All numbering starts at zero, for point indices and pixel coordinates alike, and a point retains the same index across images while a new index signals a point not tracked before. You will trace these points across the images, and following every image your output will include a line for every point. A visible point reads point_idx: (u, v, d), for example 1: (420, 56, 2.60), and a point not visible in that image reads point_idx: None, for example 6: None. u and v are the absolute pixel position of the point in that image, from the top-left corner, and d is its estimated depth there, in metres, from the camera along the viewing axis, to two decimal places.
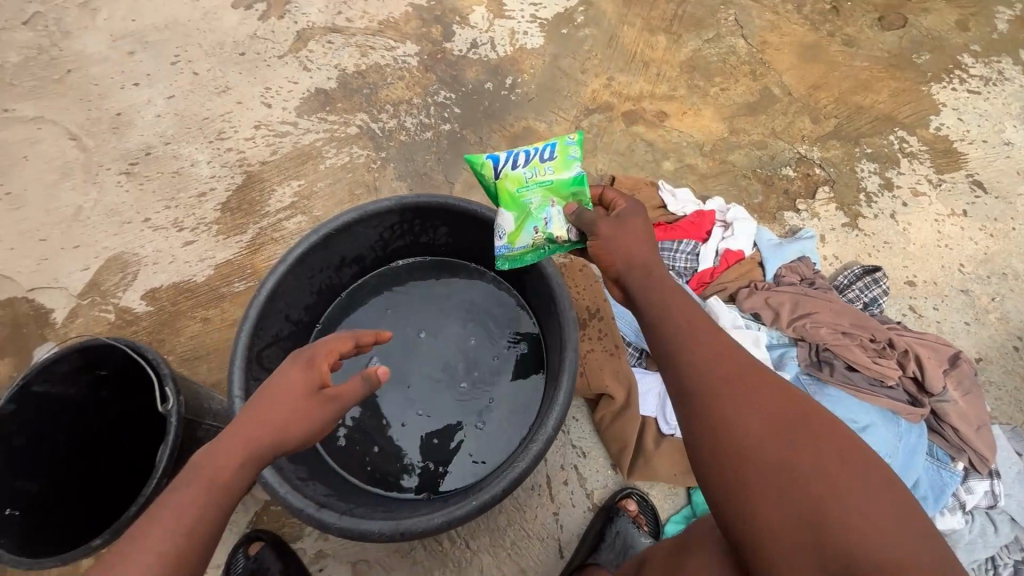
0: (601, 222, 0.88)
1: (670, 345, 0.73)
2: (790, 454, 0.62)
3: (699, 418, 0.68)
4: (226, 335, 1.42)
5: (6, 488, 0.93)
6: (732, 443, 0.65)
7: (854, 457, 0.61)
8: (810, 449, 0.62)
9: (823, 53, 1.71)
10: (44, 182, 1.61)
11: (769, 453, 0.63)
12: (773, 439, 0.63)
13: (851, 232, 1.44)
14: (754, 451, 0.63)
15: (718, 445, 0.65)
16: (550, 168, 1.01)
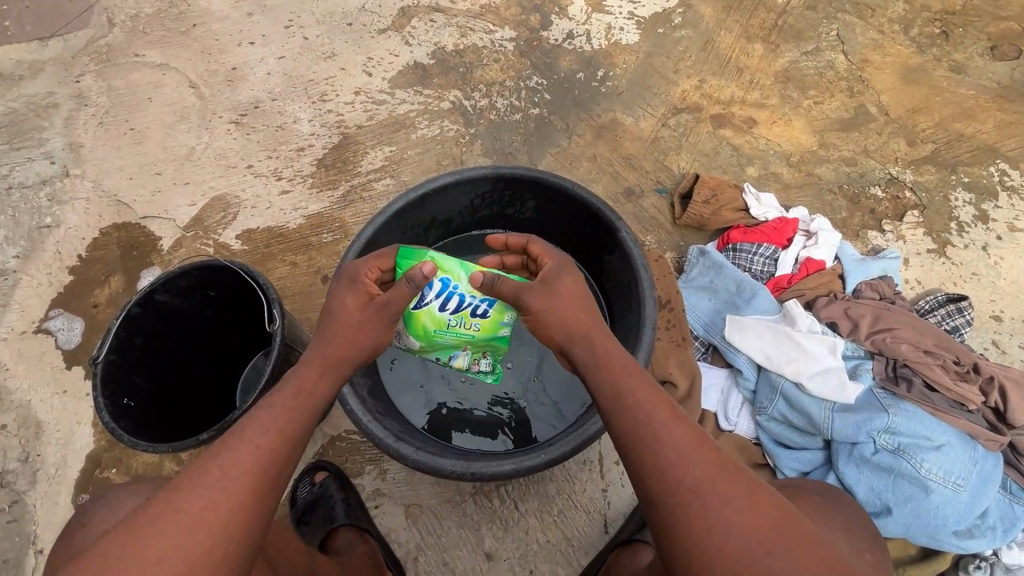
0: (527, 287, 0.87)
1: (622, 410, 0.74)
2: (733, 526, 0.64)
3: (651, 493, 0.69)
4: (310, 280, 1.51)
5: (125, 381, 1.03)
6: (676, 523, 0.66)
7: (793, 533, 0.65)
8: (749, 526, 0.64)
9: (927, 77, 1.67)
10: (162, 122, 1.71)
11: (713, 529, 0.64)
12: (717, 515, 0.65)
13: (938, 259, 1.41)
14: (698, 529, 0.65)
15: (671, 520, 0.66)
16: (478, 322, 1.00)
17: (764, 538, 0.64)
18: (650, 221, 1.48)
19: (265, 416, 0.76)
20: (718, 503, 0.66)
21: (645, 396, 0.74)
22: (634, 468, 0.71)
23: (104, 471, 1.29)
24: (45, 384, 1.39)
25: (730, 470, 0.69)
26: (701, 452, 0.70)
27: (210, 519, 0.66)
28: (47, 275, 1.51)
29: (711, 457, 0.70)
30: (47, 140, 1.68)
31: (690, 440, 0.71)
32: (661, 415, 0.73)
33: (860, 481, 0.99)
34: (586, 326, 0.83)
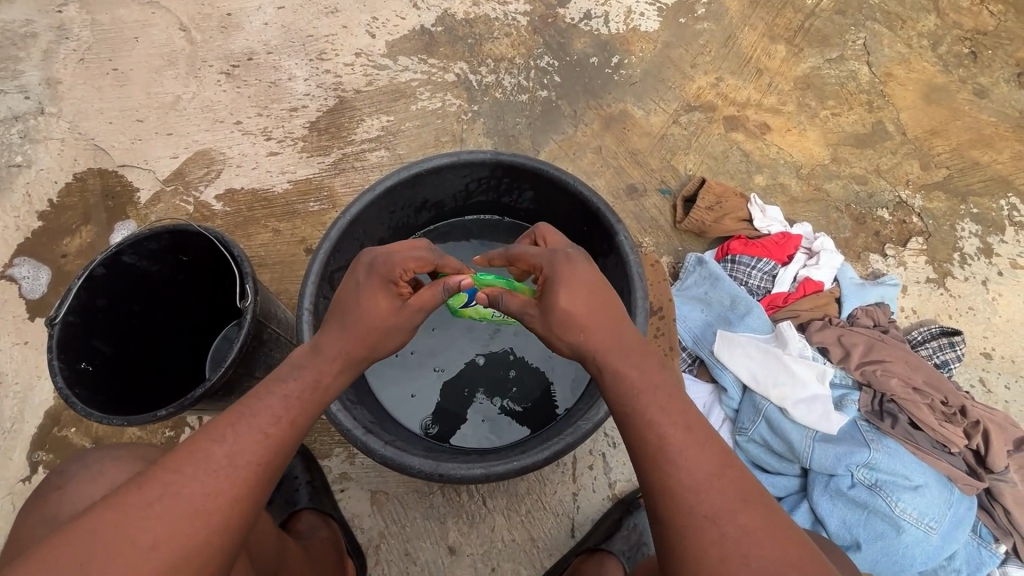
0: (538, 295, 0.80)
1: (641, 426, 0.67)
2: (756, 559, 0.58)
3: (666, 516, 0.62)
4: (292, 249, 1.45)
5: (84, 344, 0.98)
6: (691, 551, 0.59)
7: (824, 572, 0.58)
8: (776, 560, 0.57)
9: (950, 98, 1.61)
10: (148, 66, 1.61)
11: (733, 559, 0.58)
12: (737, 546, 0.58)
13: (936, 290, 1.38)
14: (716, 560, 0.58)
15: (685, 546, 0.60)
16: None
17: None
18: (649, 222, 1.43)
19: (271, 402, 0.70)
20: (741, 532, 0.59)
21: (667, 409, 0.67)
22: (649, 487, 0.65)
23: (62, 430, 1.25)
24: (5, 333, 1.33)
25: (757, 496, 0.62)
26: (727, 474, 0.63)
27: (210, 510, 0.60)
28: (14, 218, 1.44)
29: (736, 481, 0.63)
30: (23, 73, 1.57)
31: (716, 460, 0.64)
32: (684, 430, 0.66)
33: (833, 513, 0.98)
34: (607, 334, 0.75)
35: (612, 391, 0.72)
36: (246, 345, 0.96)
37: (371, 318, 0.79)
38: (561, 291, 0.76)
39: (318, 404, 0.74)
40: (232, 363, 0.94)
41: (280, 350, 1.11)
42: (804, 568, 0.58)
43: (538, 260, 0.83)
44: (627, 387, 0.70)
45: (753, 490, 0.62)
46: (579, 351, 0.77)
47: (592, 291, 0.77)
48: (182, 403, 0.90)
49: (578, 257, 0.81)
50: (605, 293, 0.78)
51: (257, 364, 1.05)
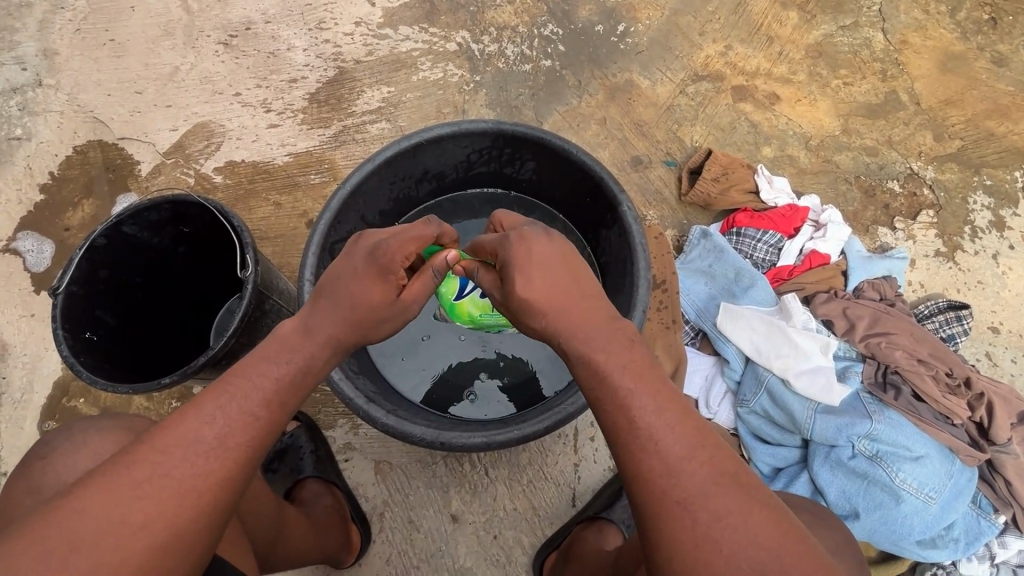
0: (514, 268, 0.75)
1: (610, 410, 0.64)
2: (729, 543, 0.57)
3: (640, 502, 0.61)
4: (294, 223, 1.44)
5: (88, 314, 0.98)
6: (664, 536, 0.59)
7: (798, 553, 0.57)
8: (748, 542, 0.57)
9: (967, 67, 1.56)
10: (145, 36, 1.58)
11: (705, 544, 0.57)
12: (710, 530, 0.57)
13: (944, 264, 1.36)
14: (687, 545, 0.58)
15: (658, 532, 0.59)
16: None
17: (762, 557, 0.56)
18: (654, 194, 1.41)
19: (260, 383, 0.66)
20: (714, 516, 0.58)
21: (639, 391, 0.64)
22: (622, 471, 0.63)
23: (71, 400, 1.26)
24: (12, 306, 1.34)
25: (732, 476, 0.61)
26: (701, 455, 0.61)
27: (199, 491, 0.59)
28: (16, 191, 1.43)
29: (710, 461, 0.61)
30: (19, 44, 1.55)
31: (689, 441, 0.62)
32: (658, 412, 0.63)
33: (833, 483, 0.99)
34: (576, 311, 0.72)
35: (582, 374, 0.68)
36: (248, 314, 0.96)
37: (370, 309, 0.75)
38: (517, 280, 0.74)
39: (311, 382, 0.71)
40: (234, 333, 0.95)
41: (282, 321, 1.12)
42: (777, 550, 0.57)
43: (494, 242, 0.81)
44: (597, 370, 0.67)
45: (728, 471, 0.60)
46: (547, 335, 0.73)
47: (546, 267, 0.74)
48: (185, 371, 0.91)
49: (531, 232, 0.78)
50: (564, 267, 0.75)
51: (259, 335, 1.05)
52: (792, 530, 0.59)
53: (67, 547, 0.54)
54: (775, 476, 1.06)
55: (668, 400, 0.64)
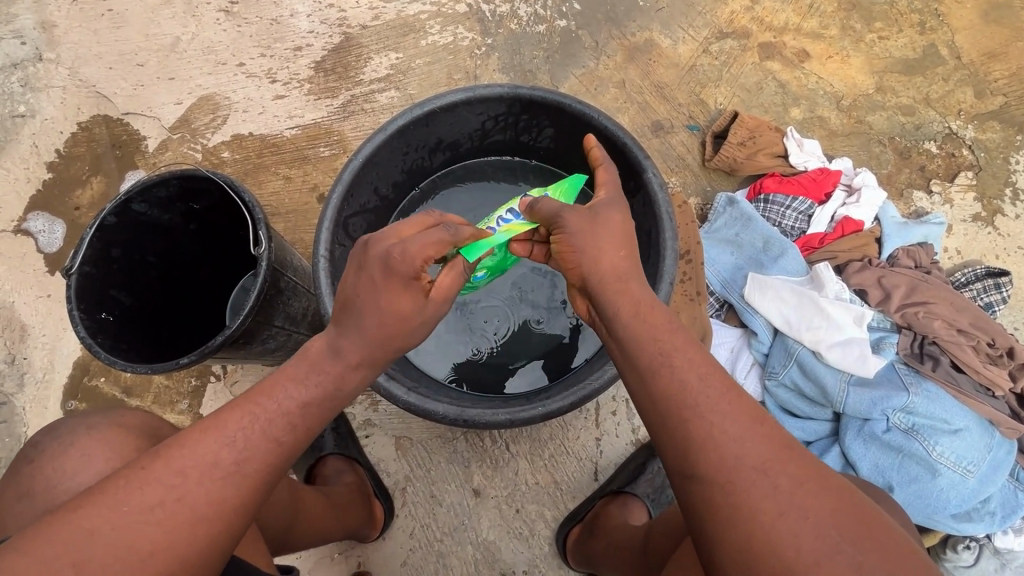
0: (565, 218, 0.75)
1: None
2: (791, 517, 0.54)
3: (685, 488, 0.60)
4: (305, 197, 1.41)
5: (103, 295, 0.97)
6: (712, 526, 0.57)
7: (862, 526, 0.54)
8: (812, 513, 0.54)
9: (1012, 16, 1.46)
10: (145, 6, 1.52)
11: (765, 518, 0.54)
12: (769, 502, 0.55)
13: (983, 229, 1.30)
14: (748, 519, 0.55)
15: (714, 505, 0.57)
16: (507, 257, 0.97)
17: (827, 529, 0.53)
18: (676, 160, 1.35)
19: (275, 376, 0.65)
20: (774, 486, 0.56)
21: (689, 367, 0.63)
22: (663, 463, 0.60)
23: (92, 380, 1.27)
24: (28, 287, 1.33)
25: (789, 449, 0.58)
26: (757, 431, 0.59)
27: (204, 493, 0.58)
28: (24, 169, 1.41)
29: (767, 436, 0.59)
30: (16, 16, 1.50)
31: (742, 414, 0.60)
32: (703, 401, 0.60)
33: (866, 457, 0.96)
34: (637, 284, 0.71)
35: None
36: (264, 292, 0.94)
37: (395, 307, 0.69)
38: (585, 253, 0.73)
39: None
40: (250, 312, 0.93)
41: (298, 299, 1.10)
42: (842, 522, 0.54)
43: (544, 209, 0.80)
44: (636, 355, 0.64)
45: (786, 445, 0.58)
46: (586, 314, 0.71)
47: (607, 235, 0.73)
48: (203, 350, 0.90)
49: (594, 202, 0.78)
50: (626, 237, 0.74)
51: (276, 313, 1.03)
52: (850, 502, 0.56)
53: (74, 541, 0.53)
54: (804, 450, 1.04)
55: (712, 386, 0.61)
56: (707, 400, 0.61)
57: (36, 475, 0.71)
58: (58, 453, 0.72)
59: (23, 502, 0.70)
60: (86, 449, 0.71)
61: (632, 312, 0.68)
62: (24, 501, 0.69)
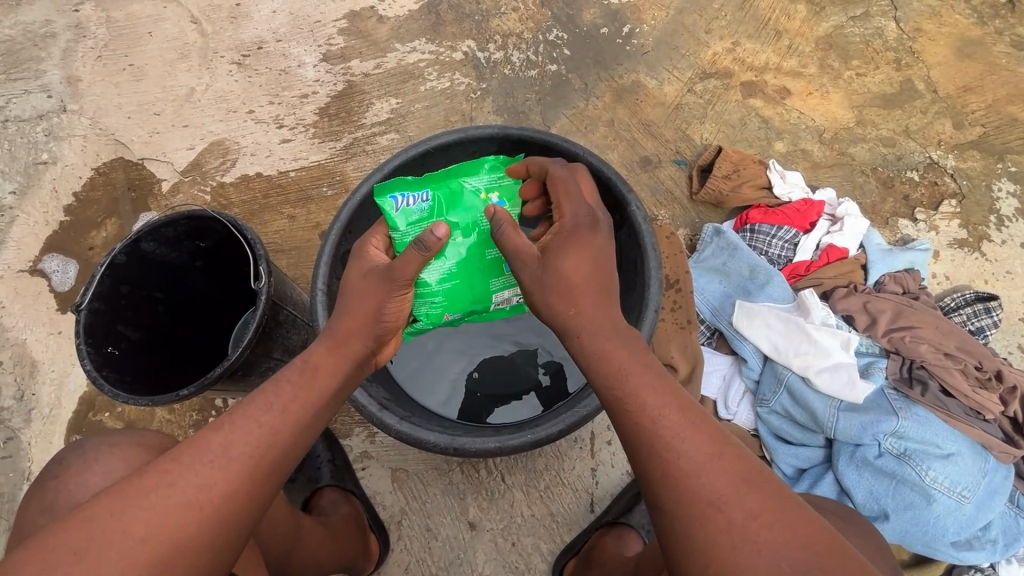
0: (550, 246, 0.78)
1: (628, 416, 0.65)
2: (756, 542, 0.56)
3: (666, 503, 0.60)
4: (307, 235, 1.47)
5: (110, 329, 1.01)
6: (697, 537, 0.57)
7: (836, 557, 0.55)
8: (714, 472, 0.60)
9: (985, 52, 1.52)
10: (163, 59, 1.62)
11: (735, 543, 0.56)
12: (743, 533, 0.56)
13: (970, 254, 1.34)
14: (723, 549, 0.56)
15: (681, 520, 0.59)
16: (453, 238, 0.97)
17: (801, 556, 0.54)
18: (665, 193, 1.39)
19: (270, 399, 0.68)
20: (747, 515, 0.57)
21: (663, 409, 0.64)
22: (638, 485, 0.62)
23: (97, 414, 1.30)
24: (40, 323, 1.38)
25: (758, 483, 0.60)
26: (726, 451, 0.61)
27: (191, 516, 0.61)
28: (43, 213, 1.47)
29: (738, 460, 0.61)
30: (44, 72, 1.60)
31: (713, 441, 0.62)
32: (696, 437, 0.62)
33: (860, 483, 1.01)
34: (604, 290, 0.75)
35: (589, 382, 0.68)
36: (263, 325, 0.98)
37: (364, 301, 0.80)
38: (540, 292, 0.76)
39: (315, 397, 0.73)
40: (248, 345, 0.96)
41: (297, 331, 1.14)
42: (804, 540, 0.56)
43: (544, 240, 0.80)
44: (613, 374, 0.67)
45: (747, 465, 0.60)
46: None
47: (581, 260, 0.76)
48: (203, 382, 0.93)
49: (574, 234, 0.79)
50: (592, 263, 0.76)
51: (274, 345, 1.07)
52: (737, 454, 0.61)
53: (83, 550, 0.57)
54: (800, 477, 1.08)
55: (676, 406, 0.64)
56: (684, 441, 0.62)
57: (47, 497, 0.75)
58: (67, 479, 0.76)
59: (36, 521, 0.74)
60: (97, 471, 0.76)
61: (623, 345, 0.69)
62: (38, 520, 0.74)
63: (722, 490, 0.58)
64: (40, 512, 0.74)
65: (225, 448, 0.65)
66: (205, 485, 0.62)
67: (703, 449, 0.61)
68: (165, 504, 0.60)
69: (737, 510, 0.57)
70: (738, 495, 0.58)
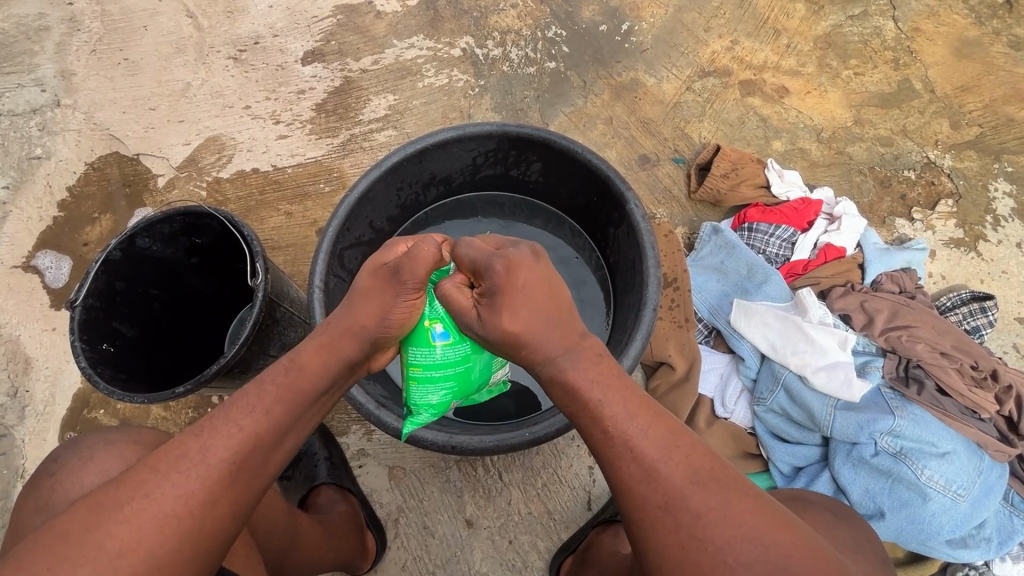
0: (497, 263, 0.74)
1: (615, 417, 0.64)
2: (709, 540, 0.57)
3: (628, 512, 0.61)
4: (304, 232, 1.46)
5: (105, 327, 1.00)
6: (653, 541, 0.59)
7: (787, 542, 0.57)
8: (665, 476, 0.60)
9: (983, 52, 1.53)
10: (158, 54, 1.60)
11: (689, 543, 0.57)
12: (695, 532, 0.57)
13: (966, 254, 1.35)
14: (676, 551, 0.58)
15: (639, 525, 0.60)
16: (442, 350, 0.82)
17: (746, 547, 0.56)
18: (663, 192, 1.39)
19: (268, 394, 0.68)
20: (696, 516, 0.58)
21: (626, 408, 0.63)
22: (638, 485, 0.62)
23: (91, 411, 1.29)
24: (33, 320, 1.36)
25: (711, 474, 0.60)
26: (676, 450, 0.61)
27: (187, 509, 0.61)
28: (37, 209, 1.46)
29: (687, 459, 0.61)
30: (38, 66, 1.58)
31: (663, 443, 0.61)
32: (659, 437, 0.61)
33: (857, 481, 1.02)
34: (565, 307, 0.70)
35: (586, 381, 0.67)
36: (260, 322, 0.98)
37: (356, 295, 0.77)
38: (503, 315, 0.69)
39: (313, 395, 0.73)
40: (245, 343, 0.96)
41: (293, 328, 1.13)
42: (756, 531, 0.57)
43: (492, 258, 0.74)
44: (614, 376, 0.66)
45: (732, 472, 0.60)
46: None
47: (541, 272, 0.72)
48: (199, 380, 0.92)
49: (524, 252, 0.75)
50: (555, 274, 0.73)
51: (270, 343, 1.07)
52: (688, 451, 0.61)
53: (89, 555, 0.57)
54: (796, 475, 1.09)
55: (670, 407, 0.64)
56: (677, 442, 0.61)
57: (42, 496, 0.75)
58: (62, 478, 0.75)
59: (31, 522, 0.73)
60: (92, 471, 0.75)
61: None
62: (36, 518, 0.73)
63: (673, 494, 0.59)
64: (36, 510, 0.73)
65: (223, 450, 0.64)
66: (199, 479, 0.62)
67: (653, 451, 0.61)
68: (135, 506, 0.59)
69: (688, 511, 0.58)
70: (686, 498, 0.58)
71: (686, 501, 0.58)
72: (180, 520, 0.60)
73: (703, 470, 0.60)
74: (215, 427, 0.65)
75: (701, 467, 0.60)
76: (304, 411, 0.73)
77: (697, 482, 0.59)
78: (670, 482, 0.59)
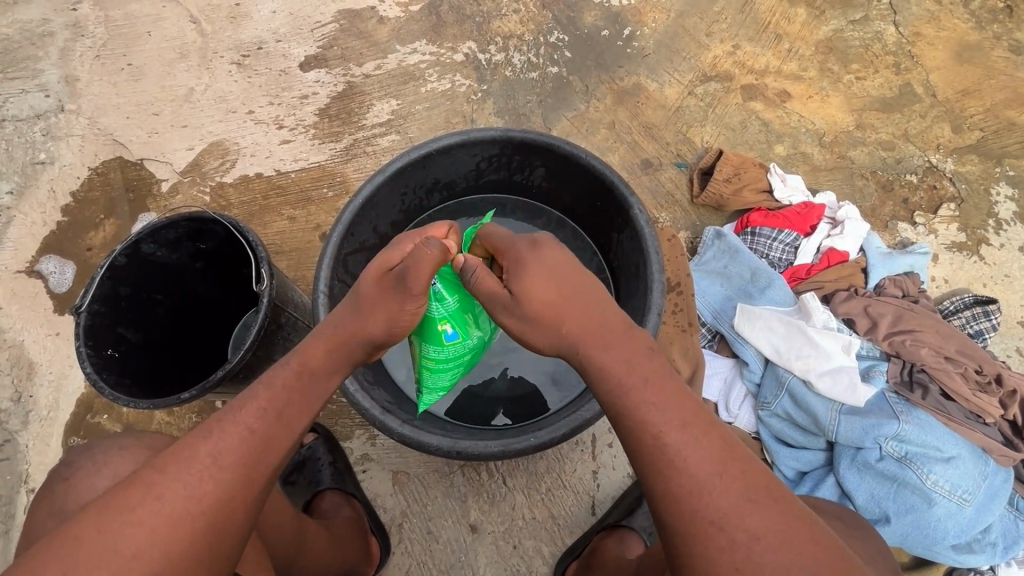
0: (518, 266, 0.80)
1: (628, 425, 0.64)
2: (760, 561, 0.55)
3: (674, 522, 0.59)
4: (307, 237, 1.46)
5: (111, 332, 1.00)
6: (699, 558, 0.57)
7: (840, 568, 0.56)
8: (714, 490, 0.59)
9: (983, 56, 1.53)
10: (162, 59, 1.61)
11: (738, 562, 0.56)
12: (745, 552, 0.56)
13: (968, 258, 1.35)
14: (725, 568, 0.56)
15: (685, 540, 0.59)
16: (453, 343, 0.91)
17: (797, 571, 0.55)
18: (666, 196, 1.40)
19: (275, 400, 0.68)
20: (748, 534, 0.57)
21: (658, 406, 0.64)
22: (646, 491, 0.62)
23: (95, 416, 1.29)
24: (37, 325, 1.37)
25: (761, 490, 0.59)
26: (726, 466, 0.60)
27: (195, 514, 0.61)
28: (41, 213, 1.46)
29: (736, 473, 0.60)
30: (42, 72, 1.58)
31: (715, 454, 0.61)
32: (702, 448, 0.61)
33: (862, 486, 1.02)
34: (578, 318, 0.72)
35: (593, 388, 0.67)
36: (265, 327, 0.98)
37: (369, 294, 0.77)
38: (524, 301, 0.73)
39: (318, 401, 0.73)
40: (250, 348, 0.96)
41: (298, 333, 1.13)
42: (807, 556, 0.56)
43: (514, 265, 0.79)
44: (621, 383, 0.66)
45: (739, 479, 0.60)
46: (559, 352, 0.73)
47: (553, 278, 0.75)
48: (204, 385, 0.92)
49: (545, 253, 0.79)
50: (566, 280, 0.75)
51: (274, 348, 1.07)
52: (743, 468, 0.61)
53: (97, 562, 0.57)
54: (801, 479, 1.09)
55: (677, 413, 0.64)
56: (687, 449, 0.61)
57: (48, 503, 0.75)
58: (69, 485, 0.75)
59: (37, 528, 0.73)
60: (100, 477, 0.75)
61: (628, 354, 0.69)
62: (42, 525, 0.73)
63: (721, 510, 0.58)
64: (43, 517, 0.73)
65: (230, 456, 0.64)
66: (207, 484, 0.62)
67: (704, 462, 0.60)
68: (141, 510, 0.59)
69: (739, 530, 0.57)
70: (735, 515, 0.57)
71: (734, 519, 0.57)
72: (197, 518, 0.60)
73: (753, 488, 0.60)
74: (223, 432, 0.65)
75: (751, 485, 0.60)
76: (311, 417, 0.73)
77: (750, 499, 0.58)
78: (721, 495, 0.59)
